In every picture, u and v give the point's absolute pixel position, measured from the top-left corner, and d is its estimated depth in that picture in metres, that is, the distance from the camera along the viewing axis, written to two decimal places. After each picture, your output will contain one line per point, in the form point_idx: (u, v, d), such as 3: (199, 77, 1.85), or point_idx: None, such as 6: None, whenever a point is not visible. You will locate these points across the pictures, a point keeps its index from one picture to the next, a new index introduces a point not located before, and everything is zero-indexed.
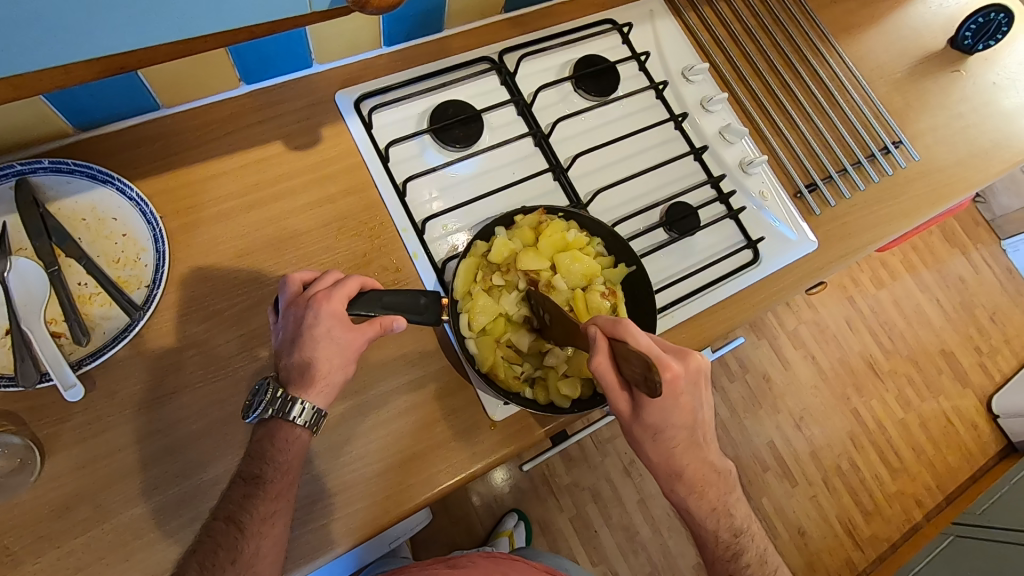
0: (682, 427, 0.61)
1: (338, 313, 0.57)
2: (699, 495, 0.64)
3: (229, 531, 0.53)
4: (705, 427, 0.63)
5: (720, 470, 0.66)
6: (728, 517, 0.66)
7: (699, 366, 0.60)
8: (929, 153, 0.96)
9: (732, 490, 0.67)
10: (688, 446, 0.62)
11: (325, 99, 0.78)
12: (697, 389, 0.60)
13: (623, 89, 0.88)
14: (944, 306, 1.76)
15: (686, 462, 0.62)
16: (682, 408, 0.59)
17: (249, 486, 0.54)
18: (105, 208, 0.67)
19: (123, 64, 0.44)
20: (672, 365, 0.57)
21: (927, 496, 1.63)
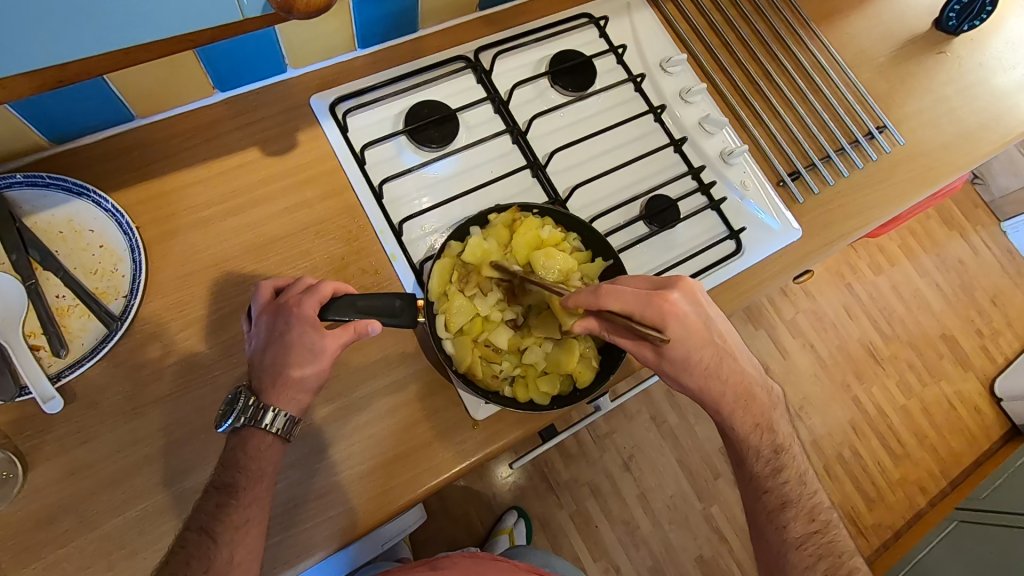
0: (706, 347, 0.62)
1: (310, 318, 0.58)
2: (741, 406, 0.66)
3: (202, 541, 0.53)
4: (730, 340, 0.65)
5: (758, 384, 0.68)
6: (771, 433, 0.68)
7: (692, 284, 0.62)
8: (914, 137, 0.95)
9: (774, 408, 0.69)
10: (722, 361, 0.64)
11: (300, 103, 0.78)
12: (701, 304, 0.62)
13: (600, 83, 0.87)
14: (943, 289, 1.74)
15: (725, 373, 0.64)
16: (694, 328, 0.61)
17: (222, 495, 0.55)
18: (81, 220, 0.67)
19: (61, 78, 0.42)
20: (667, 295, 0.59)
21: (930, 481, 1.62)
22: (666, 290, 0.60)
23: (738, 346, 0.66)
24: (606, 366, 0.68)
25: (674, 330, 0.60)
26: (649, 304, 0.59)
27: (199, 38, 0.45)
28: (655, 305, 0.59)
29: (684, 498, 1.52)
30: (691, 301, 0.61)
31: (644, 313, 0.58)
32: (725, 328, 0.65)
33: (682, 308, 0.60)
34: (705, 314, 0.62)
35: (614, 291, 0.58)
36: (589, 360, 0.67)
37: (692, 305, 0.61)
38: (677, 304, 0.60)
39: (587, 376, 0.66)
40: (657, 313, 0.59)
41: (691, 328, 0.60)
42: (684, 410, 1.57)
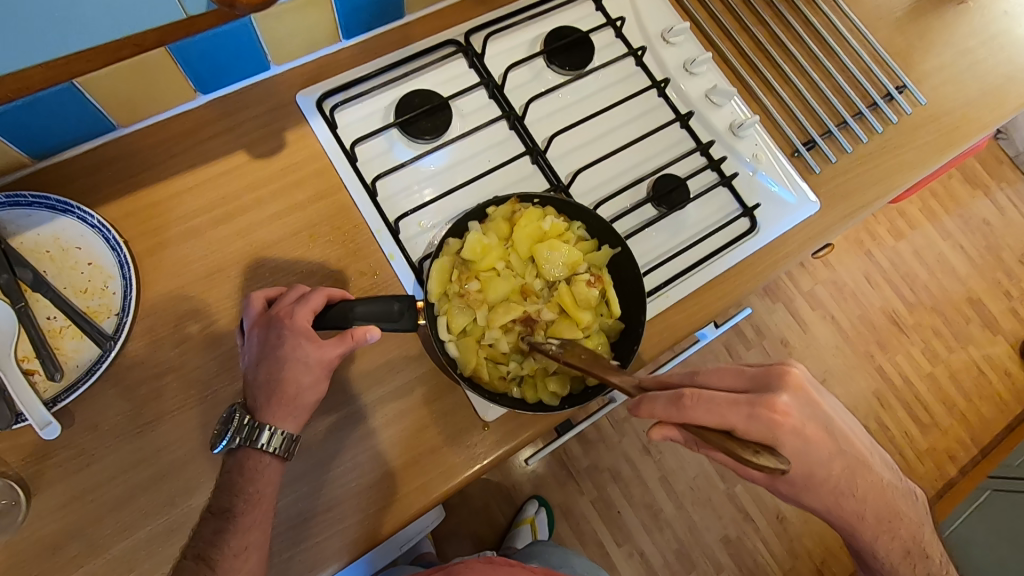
0: (828, 459, 0.52)
1: (304, 329, 0.56)
2: (887, 530, 0.58)
3: (199, 570, 0.52)
4: (857, 442, 0.55)
5: (901, 495, 0.59)
6: (925, 562, 0.59)
7: (800, 378, 0.52)
8: (937, 95, 0.89)
9: (923, 522, 0.60)
10: (851, 471, 0.54)
11: (286, 101, 0.74)
12: (816, 403, 0.52)
13: (599, 60, 0.83)
14: (968, 251, 1.68)
15: (859, 487, 0.55)
16: (813, 439, 0.51)
17: (220, 521, 0.54)
18: (68, 238, 0.65)
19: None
20: (777, 404, 0.49)
21: (961, 450, 1.58)
22: (773, 394, 0.50)
23: (867, 447, 0.57)
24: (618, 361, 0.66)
25: (790, 445, 0.50)
26: (757, 418, 0.48)
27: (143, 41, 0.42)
28: (764, 416, 0.49)
29: (706, 479, 1.50)
30: (806, 404, 0.51)
31: (751, 428, 0.48)
32: (845, 426, 0.55)
33: (796, 418, 0.50)
34: (821, 416, 0.52)
35: (705, 401, 0.48)
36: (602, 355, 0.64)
37: (805, 409, 0.51)
38: (789, 412, 0.49)
39: (599, 373, 0.63)
40: (767, 426, 0.49)
41: (811, 440, 0.50)
42: None
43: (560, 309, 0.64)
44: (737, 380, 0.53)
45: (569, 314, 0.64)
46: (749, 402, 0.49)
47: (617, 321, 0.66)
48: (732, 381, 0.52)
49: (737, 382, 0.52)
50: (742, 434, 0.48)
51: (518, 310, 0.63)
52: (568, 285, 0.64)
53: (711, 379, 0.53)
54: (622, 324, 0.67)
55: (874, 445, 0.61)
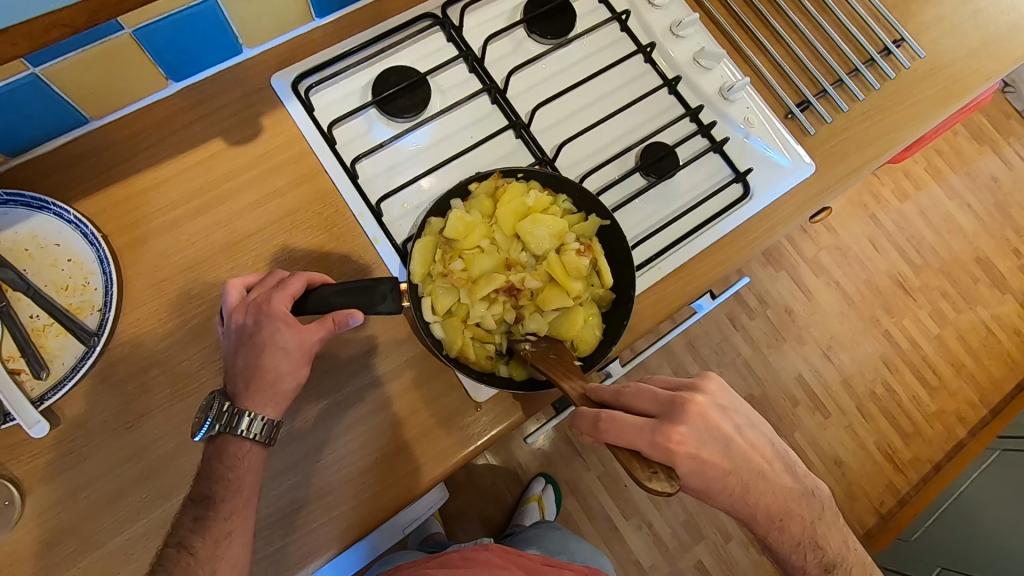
0: (726, 477, 0.51)
1: (282, 314, 0.55)
2: (782, 529, 0.56)
3: (180, 557, 0.52)
4: (757, 455, 0.54)
5: (800, 497, 0.57)
6: (817, 551, 0.58)
7: (704, 405, 0.51)
8: (937, 47, 0.85)
9: (821, 518, 0.59)
10: (748, 485, 0.53)
11: (260, 86, 0.72)
12: (718, 429, 0.51)
13: (582, 27, 0.80)
14: (976, 210, 1.64)
15: (755, 497, 0.54)
16: (711, 463, 0.50)
17: (200, 509, 0.54)
18: (46, 235, 0.64)
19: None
20: (676, 434, 0.48)
21: (969, 411, 1.56)
22: (674, 424, 0.49)
23: (768, 457, 0.55)
24: (610, 333, 0.64)
25: (687, 470, 0.49)
26: (656, 447, 0.48)
27: (69, 20, 0.38)
28: (663, 445, 0.48)
29: None
30: (705, 432, 0.50)
31: (653, 455, 0.48)
32: (746, 443, 0.53)
33: (694, 446, 0.49)
34: (722, 440, 0.51)
35: (616, 428, 0.48)
36: (593, 327, 0.63)
37: (704, 436, 0.50)
38: (687, 441, 0.48)
39: (591, 344, 0.63)
40: (666, 455, 0.48)
41: (708, 464, 0.49)
42: (707, 362, 1.53)
43: (550, 278, 0.62)
44: (649, 402, 0.51)
45: (558, 283, 0.62)
46: (651, 429, 0.48)
47: (607, 291, 0.65)
48: (645, 405, 0.51)
49: (650, 406, 0.51)
50: (642, 459, 0.48)
51: (501, 279, 0.61)
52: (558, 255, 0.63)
53: (627, 400, 0.52)
54: (613, 295, 0.65)
55: (781, 446, 0.59)
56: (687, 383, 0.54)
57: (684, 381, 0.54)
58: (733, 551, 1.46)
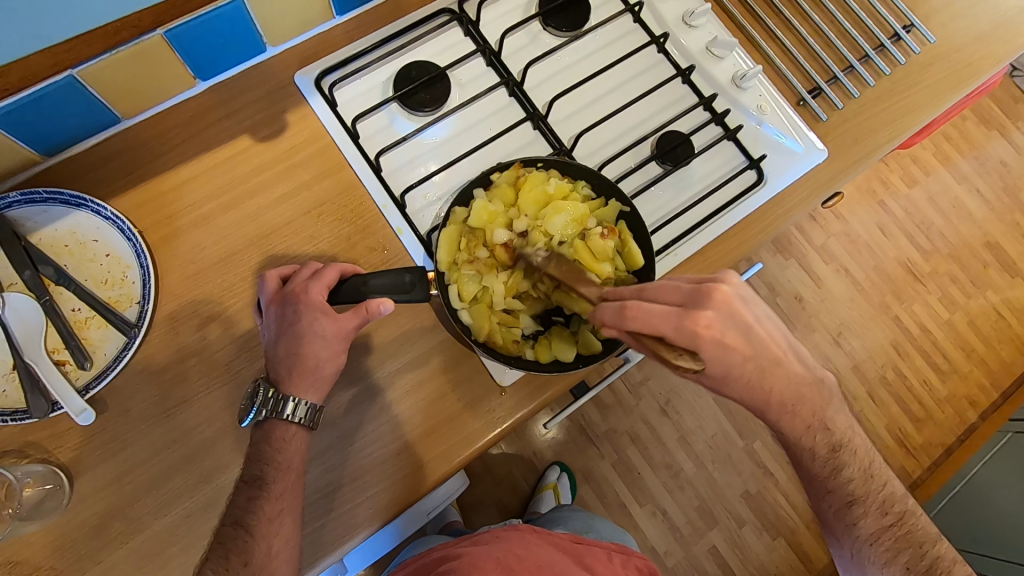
0: (746, 361, 0.56)
1: (319, 304, 0.58)
2: (792, 413, 0.60)
3: (239, 536, 0.55)
4: (774, 344, 0.58)
5: (809, 383, 0.61)
6: (825, 432, 0.62)
7: (727, 293, 0.55)
8: (946, 32, 0.86)
9: (828, 402, 0.63)
10: (766, 371, 0.57)
11: (284, 83, 0.74)
12: (741, 316, 0.55)
13: (596, 19, 0.81)
14: (984, 195, 1.64)
15: (770, 383, 0.58)
16: (733, 346, 0.54)
17: (253, 490, 0.56)
18: (85, 231, 0.66)
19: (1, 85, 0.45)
20: (702, 317, 0.52)
21: (980, 395, 1.57)
22: (699, 310, 0.53)
23: (782, 346, 0.59)
24: None
25: (711, 354, 0.53)
26: (683, 330, 0.52)
27: (138, 22, 0.47)
28: (689, 328, 0.52)
29: (725, 437, 1.51)
30: (729, 318, 0.54)
31: (678, 339, 0.52)
32: (766, 332, 0.58)
33: (719, 330, 0.53)
34: (744, 327, 0.55)
35: (642, 315, 0.51)
36: None
37: (727, 321, 0.54)
38: (712, 326, 0.53)
39: None
40: (692, 337, 0.52)
41: (732, 348, 0.54)
42: None
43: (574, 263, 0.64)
44: (673, 295, 0.55)
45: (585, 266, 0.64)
46: (676, 314, 0.52)
47: (631, 274, 0.66)
48: (669, 296, 0.55)
49: (674, 296, 0.55)
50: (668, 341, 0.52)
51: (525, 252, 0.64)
52: (584, 241, 0.64)
53: (650, 293, 0.55)
54: (636, 278, 0.66)
55: (792, 336, 0.63)
56: (710, 276, 0.57)
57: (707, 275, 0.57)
58: (747, 537, 1.48)
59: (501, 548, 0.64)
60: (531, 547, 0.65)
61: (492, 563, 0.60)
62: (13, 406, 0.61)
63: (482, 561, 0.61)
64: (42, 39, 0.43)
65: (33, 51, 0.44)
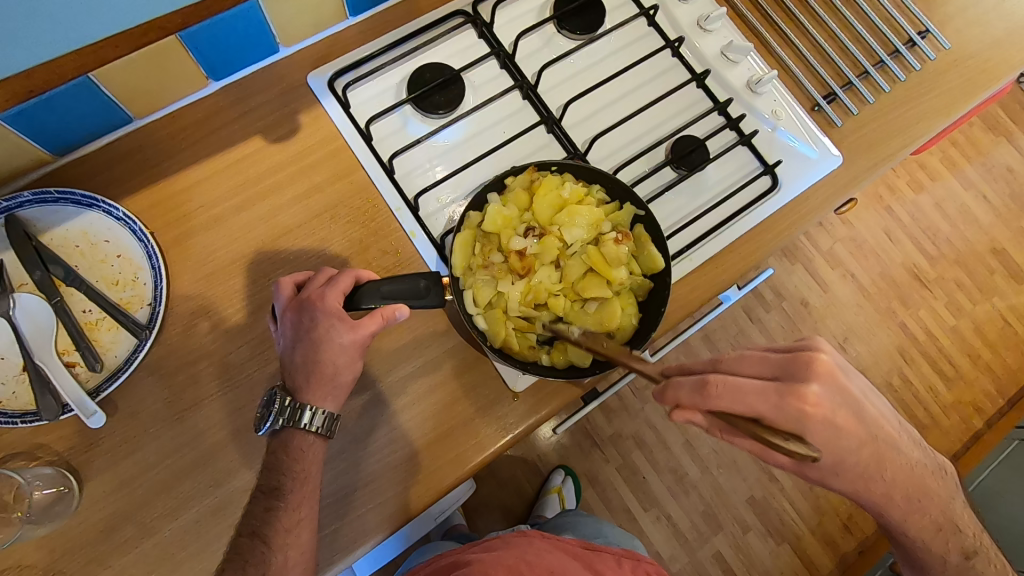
0: (855, 442, 0.54)
1: (335, 311, 0.57)
2: (919, 512, 0.61)
3: (255, 546, 0.55)
4: (888, 426, 0.57)
5: (930, 475, 0.61)
6: (957, 534, 0.63)
7: (829, 363, 0.52)
8: (961, 38, 0.86)
9: (953, 497, 0.64)
10: (883, 457, 0.56)
11: (296, 84, 0.74)
12: (847, 389, 0.52)
13: (610, 23, 0.81)
14: (991, 201, 1.64)
15: (889, 471, 0.57)
16: (840, 423, 0.52)
17: (270, 500, 0.56)
18: (96, 232, 0.66)
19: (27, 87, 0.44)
20: (806, 394, 0.50)
21: (987, 402, 1.57)
22: (801, 385, 0.50)
23: (896, 428, 0.58)
24: (647, 322, 0.66)
25: (820, 434, 0.51)
26: (784, 408, 0.50)
27: (167, 24, 0.45)
28: (791, 406, 0.50)
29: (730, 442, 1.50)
30: (835, 392, 0.51)
31: (780, 419, 0.50)
32: (875, 408, 0.56)
33: (826, 408, 0.50)
34: (852, 402, 0.52)
35: (735, 393, 0.49)
36: (630, 314, 0.65)
37: (835, 397, 0.51)
38: (819, 402, 0.50)
39: (627, 331, 0.65)
40: (797, 417, 0.50)
41: (842, 427, 0.51)
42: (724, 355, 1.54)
43: (590, 268, 0.63)
44: (761, 365, 0.53)
45: (599, 272, 0.63)
46: (776, 391, 0.50)
47: (645, 278, 0.66)
48: (759, 368, 0.53)
49: (765, 369, 0.53)
50: (769, 421, 0.50)
51: (539, 259, 0.63)
52: (598, 246, 0.64)
53: (734, 366, 0.53)
54: (651, 283, 0.66)
55: (906, 427, 0.63)
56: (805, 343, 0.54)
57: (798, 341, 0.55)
58: (752, 542, 1.47)
59: (511, 554, 0.63)
60: (540, 552, 0.65)
61: (502, 568, 0.60)
62: (23, 408, 0.61)
63: (493, 566, 0.61)
64: (71, 40, 0.42)
65: (64, 53, 0.43)
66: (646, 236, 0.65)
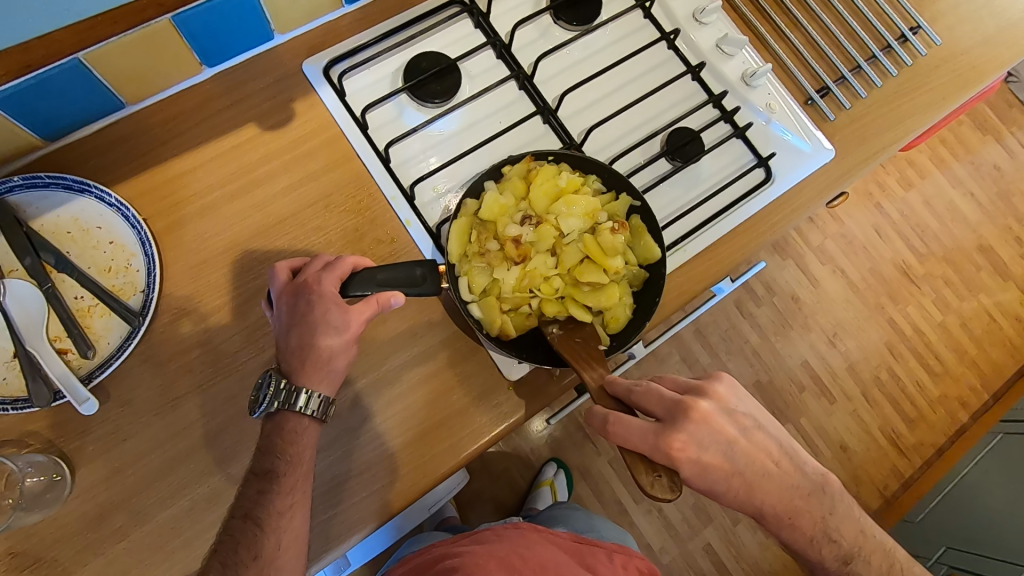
0: (726, 477, 0.58)
1: (332, 296, 0.57)
2: (792, 527, 0.61)
3: (247, 528, 0.55)
4: (762, 457, 0.59)
5: (806, 493, 0.62)
6: (833, 544, 0.63)
7: (706, 410, 0.57)
8: (952, 35, 0.86)
9: (832, 511, 0.63)
10: (752, 486, 0.59)
11: (292, 71, 0.73)
12: (721, 433, 0.57)
13: (606, 14, 0.81)
14: (979, 199, 1.66)
15: (761, 497, 0.59)
16: (710, 463, 0.56)
17: (263, 482, 0.56)
18: (88, 218, 0.65)
19: (25, 62, 0.45)
20: (677, 439, 0.55)
21: (972, 397, 1.59)
22: (676, 431, 0.55)
23: (774, 457, 0.60)
24: (642, 312, 0.66)
25: (690, 472, 0.56)
26: (658, 450, 0.54)
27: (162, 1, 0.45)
28: (665, 448, 0.55)
29: None
30: (706, 437, 0.56)
31: (656, 459, 0.55)
32: (752, 444, 0.59)
33: (695, 451, 0.55)
34: (724, 444, 0.57)
35: (623, 429, 0.55)
36: (625, 304, 0.65)
37: (704, 440, 0.56)
38: (688, 447, 0.55)
39: (622, 321, 0.65)
40: (668, 459, 0.54)
41: (709, 466, 0.56)
42: (715, 348, 1.55)
43: (586, 255, 0.63)
44: (657, 404, 0.58)
45: (595, 261, 0.62)
46: (654, 434, 0.55)
47: (640, 268, 0.66)
48: (651, 406, 0.58)
49: (656, 408, 0.58)
50: (646, 459, 0.55)
51: (534, 248, 0.63)
52: (594, 236, 0.63)
53: (637, 399, 0.58)
54: (646, 273, 0.66)
55: (789, 442, 0.64)
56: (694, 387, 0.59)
57: (693, 384, 0.60)
58: (741, 535, 1.49)
59: (504, 547, 0.63)
60: (533, 545, 0.65)
61: (495, 562, 0.60)
62: (14, 395, 0.60)
63: (485, 558, 0.61)
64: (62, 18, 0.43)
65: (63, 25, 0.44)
66: (642, 226, 0.65)
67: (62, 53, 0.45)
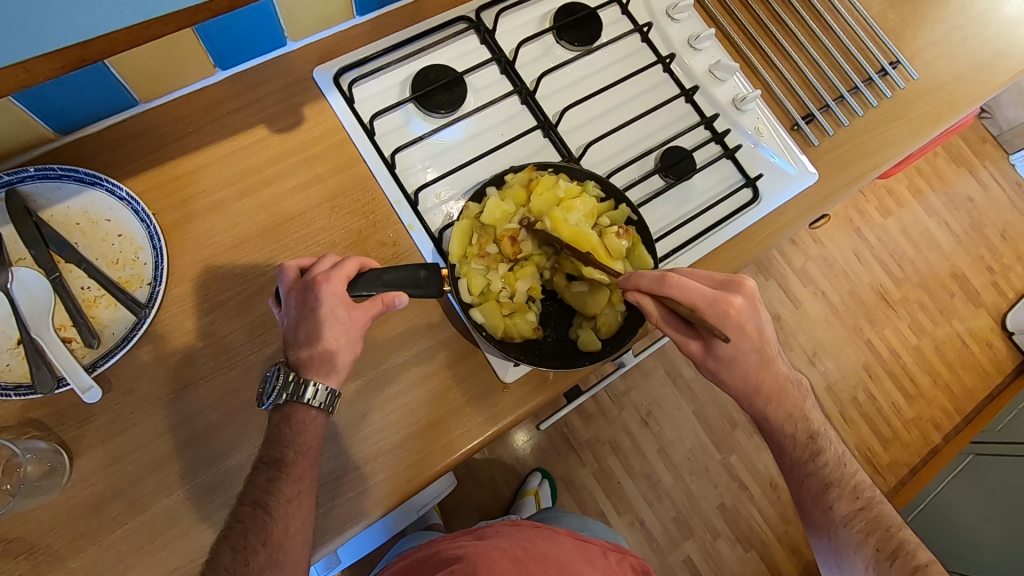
0: (752, 351, 0.63)
1: (340, 294, 0.59)
2: (776, 404, 0.67)
3: (257, 515, 0.56)
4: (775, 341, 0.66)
5: (790, 380, 0.68)
6: (804, 420, 0.68)
7: (749, 289, 0.63)
8: (928, 71, 0.92)
9: (806, 398, 0.70)
10: (765, 362, 0.64)
11: (303, 77, 0.76)
12: (759, 310, 0.63)
13: (606, 37, 0.85)
14: (953, 228, 1.73)
15: (763, 372, 0.65)
16: (748, 334, 0.62)
17: (272, 470, 0.57)
18: (98, 211, 0.67)
19: (82, 56, 0.43)
20: (730, 301, 0.60)
21: (945, 418, 1.64)
22: (729, 295, 0.61)
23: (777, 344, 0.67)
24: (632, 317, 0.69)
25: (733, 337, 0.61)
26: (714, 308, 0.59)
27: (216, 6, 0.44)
28: (719, 308, 0.60)
29: (703, 450, 1.54)
30: (750, 308, 0.62)
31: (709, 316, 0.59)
32: (772, 330, 0.65)
33: (743, 315, 0.61)
34: (760, 320, 0.63)
35: (682, 287, 0.58)
36: (616, 310, 0.67)
37: (749, 311, 0.62)
38: (740, 312, 0.60)
39: (613, 327, 0.68)
40: (720, 317, 0.60)
41: (749, 335, 0.61)
42: None
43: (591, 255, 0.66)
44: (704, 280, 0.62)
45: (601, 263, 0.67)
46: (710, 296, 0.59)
47: None
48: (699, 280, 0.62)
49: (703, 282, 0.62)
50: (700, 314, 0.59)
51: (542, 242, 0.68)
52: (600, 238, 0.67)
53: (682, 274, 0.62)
54: None
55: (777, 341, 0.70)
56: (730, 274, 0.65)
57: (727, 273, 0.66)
58: (721, 549, 1.50)
59: (506, 540, 0.65)
60: (534, 539, 0.68)
61: (506, 559, 0.61)
62: (16, 381, 0.61)
63: (489, 549, 0.63)
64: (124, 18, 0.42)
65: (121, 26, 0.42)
66: (638, 238, 0.68)
67: (115, 51, 0.43)
